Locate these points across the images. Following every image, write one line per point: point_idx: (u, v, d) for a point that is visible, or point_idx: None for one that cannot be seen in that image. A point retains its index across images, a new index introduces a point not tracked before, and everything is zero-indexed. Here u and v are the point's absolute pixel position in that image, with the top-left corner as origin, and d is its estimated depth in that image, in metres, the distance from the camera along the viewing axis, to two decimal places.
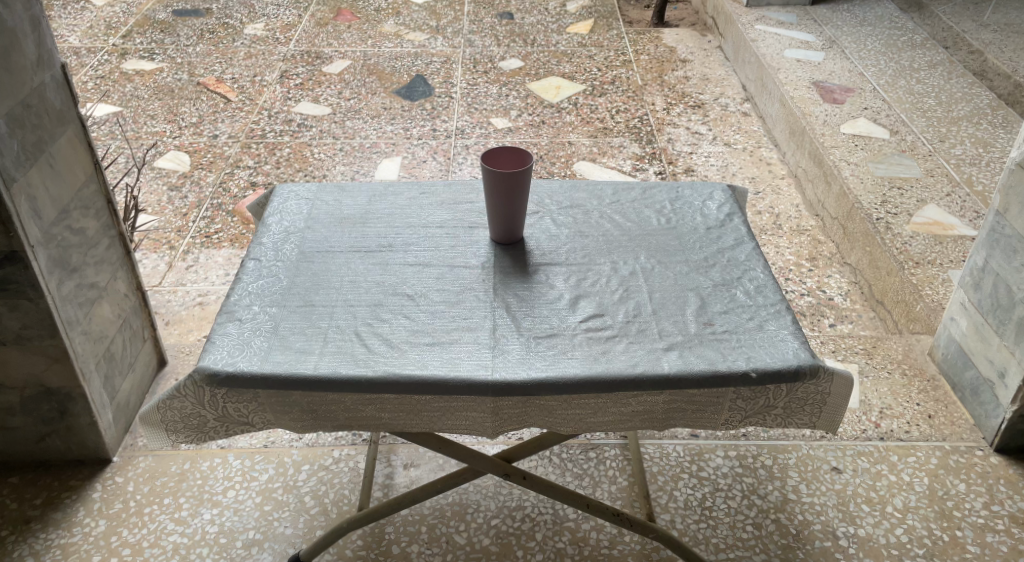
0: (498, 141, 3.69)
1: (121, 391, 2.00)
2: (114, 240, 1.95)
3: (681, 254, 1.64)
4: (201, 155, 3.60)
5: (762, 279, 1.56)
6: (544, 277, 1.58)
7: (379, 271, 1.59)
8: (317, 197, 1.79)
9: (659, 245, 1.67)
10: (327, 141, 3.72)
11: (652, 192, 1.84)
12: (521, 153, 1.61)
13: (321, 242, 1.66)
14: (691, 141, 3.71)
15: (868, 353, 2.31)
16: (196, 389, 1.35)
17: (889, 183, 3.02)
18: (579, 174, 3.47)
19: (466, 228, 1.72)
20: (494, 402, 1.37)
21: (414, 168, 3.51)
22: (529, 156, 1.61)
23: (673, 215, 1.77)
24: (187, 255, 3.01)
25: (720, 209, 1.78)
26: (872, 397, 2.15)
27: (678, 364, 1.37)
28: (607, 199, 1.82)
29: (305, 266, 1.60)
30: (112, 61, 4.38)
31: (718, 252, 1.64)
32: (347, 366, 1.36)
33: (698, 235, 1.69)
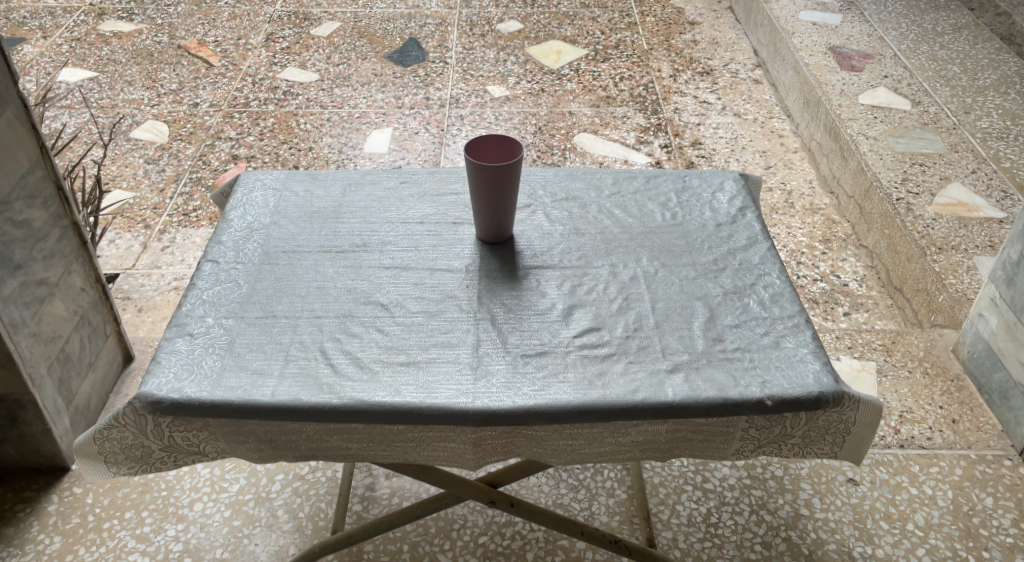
0: (494, 111, 3.49)
1: (80, 393, 1.85)
2: (66, 231, 1.79)
3: (688, 256, 1.48)
4: (181, 125, 3.41)
5: (779, 286, 1.40)
6: (534, 284, 1.42)
7: (351, 276, 1.43)
8: (285, 186, 1.63)
9: (663, 245, 1.51)
10: (314, 110, 3.52)
11: (656, 182, 1.68)
12: (509, 141, 1.43)
13: (288, 241, 1.50)
14: (698, 111, 3.51)
15: (888, 349, 2.14)
16: (138, 418, 1.20)
17: (910, 159, 2.83)
18: (580, 147, 3.28)
19: (450, 224, 1.56)
20: (475, 433, 1.21)
21: (405, 141, 3.32)
22: (518, 145, 1.43)
23: (679, 210, 1.60)
24: (163, 235, 2.84)
25: (732, 202, 1.61)
26: (892, 398, 2.00)
27: (684, 390, 1.21)
28: (607, 190, 1.65)
29: (268, 269, 1.43)
30: (88, 22, 4.17)
31: (729, 254, 1.48)
32: (309, 392, 1.21)
33: (707, 234, 1.53)
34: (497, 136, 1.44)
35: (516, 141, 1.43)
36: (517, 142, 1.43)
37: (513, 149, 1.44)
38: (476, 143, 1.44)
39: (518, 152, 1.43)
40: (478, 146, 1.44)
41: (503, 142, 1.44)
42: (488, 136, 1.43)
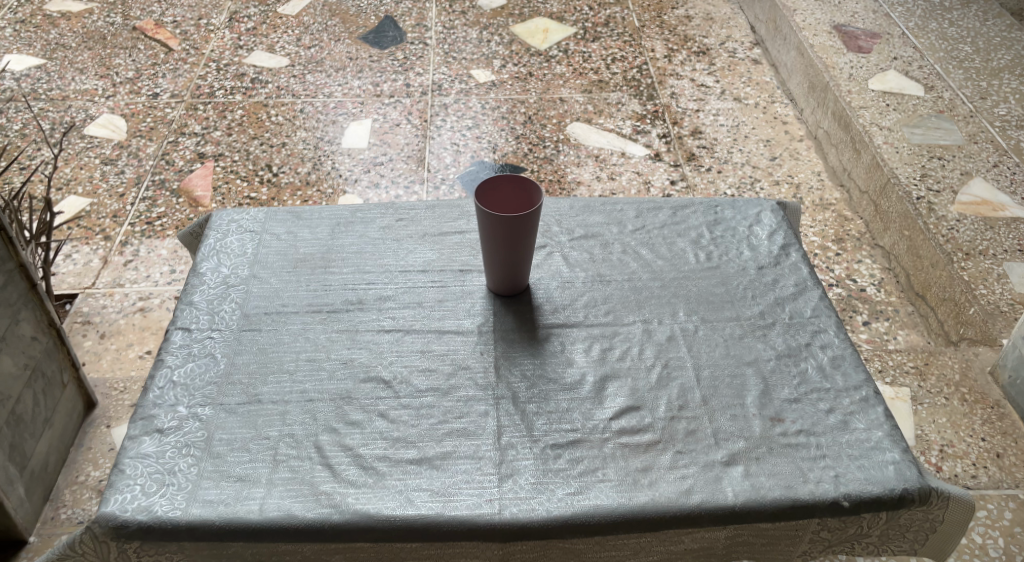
0: (480, 99, 3.26)
1: (35, 455, 1.64)
2: (12, 275, 1.56)
3: (731, 308, 1.30)
4: (140, 119, 3.15)
5: (839, 347, 1.23)
6: (559, 349, 1.23)
7: (345, 343, 1.23)
8: (264, 229, 1.43)
9: (700, 294, 1.33)
10: (285, 100, 3.27)
11: (684, 213, 1.49)
12: (527, 185, 1.23)
13: (272, 299, 1.30)
14: (697, 95, 3.29)
15: (921, 372, 1.99)
16: (99, 544, 1.01)
17: (927, 152, 2.66)
18: (573, 138, 3.06)
19: (456, 272, 1.37)
20: (502, 547, 1.03)
21: (386, 134, 3.09)
22: (538, 188, 1.23)
23: (714, 248, 1.42)
24: (125, 248, 2.61)
25: (773, 237, 1.43)
26: (930, 431, 1.85)
27: (745, 491, 1.04)
28: (630, 224, 1.47)
29: (249, 338, 1.23)
30: (34, 1, 3.84)
31: (778, 306, 1.30)
32: (305, 506, 1.02)
33: (748, 279, 1.35)
34: (513, 176, 1.24)
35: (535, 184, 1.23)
36: (536, 184, 1.23)
37: (531, 193, 1.24)
38: (488, 185, 1.24)
39: (537, 198, 1.23)
40: (491, 189, 1.24)
41: (519, 184, 1.24)
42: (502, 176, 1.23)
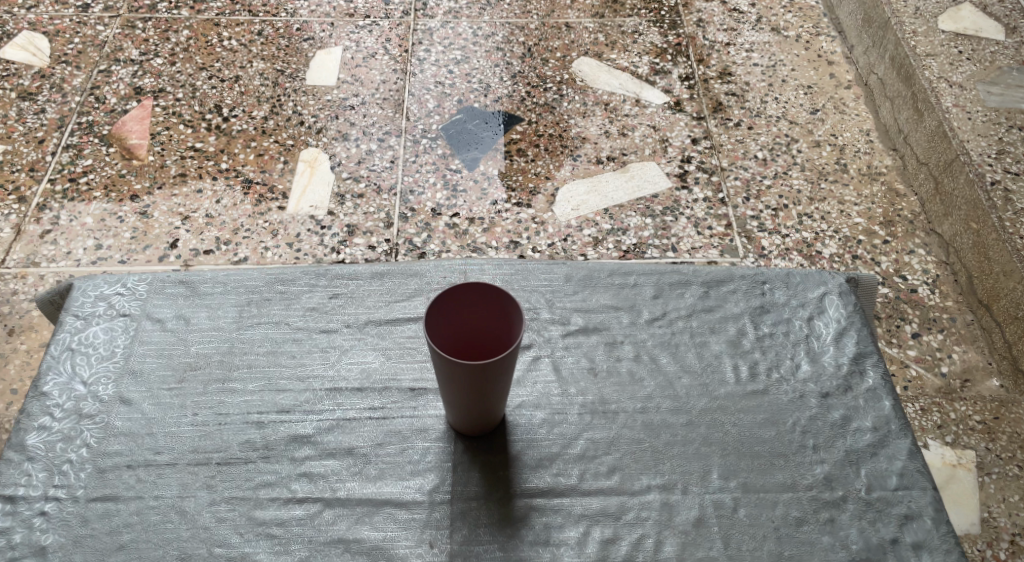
0: (474, 22, 2.56)
1: None
2: None
3: (784, 468, 0.93)
4: (67, 38, 2.39)
5: (942, 549, 0.87)
6: (540, 540, 0.89)
7: (243, 524, 0.89)
8: (144, 313, 1.05)
9: (740, 439, 0.95)
10: (241, 16, 2.50)
11: (720, 293, 1.09)
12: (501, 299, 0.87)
13: (140, 442, 0.94)
14: (728, 23, 2.65)
15: (991, 431, 1.65)
16: None
17: (1007, 120, 2.16)
18: (580, 80, 2.44)
19: (404, 391, 0.99)
20: None
21: (358, 68, 2.39)
22: (518, 306, 0.86)
23: (761, 356, 1.03)
24: (43, 214, 1.99)
25: (841, 340, 1.04)
26: (998, 514, 1.53)
27: None
28: (646, 309, 1.07)
29: (98, 515, 0.89)
30: None
31: (852, 466, 0.93)
32: None
33: (808, 416, 0.97)
34: (479, 285, 0.87)
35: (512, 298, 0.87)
36: (514, 299, 0.87)
37: (509, 311, 0.87)
38: (444, 301, 0.87)
39: (517, 319, 0.87)
40: (450, 307, 0.88)
41: (489, 297, 0.88)
42: (463, 286, 0.87)
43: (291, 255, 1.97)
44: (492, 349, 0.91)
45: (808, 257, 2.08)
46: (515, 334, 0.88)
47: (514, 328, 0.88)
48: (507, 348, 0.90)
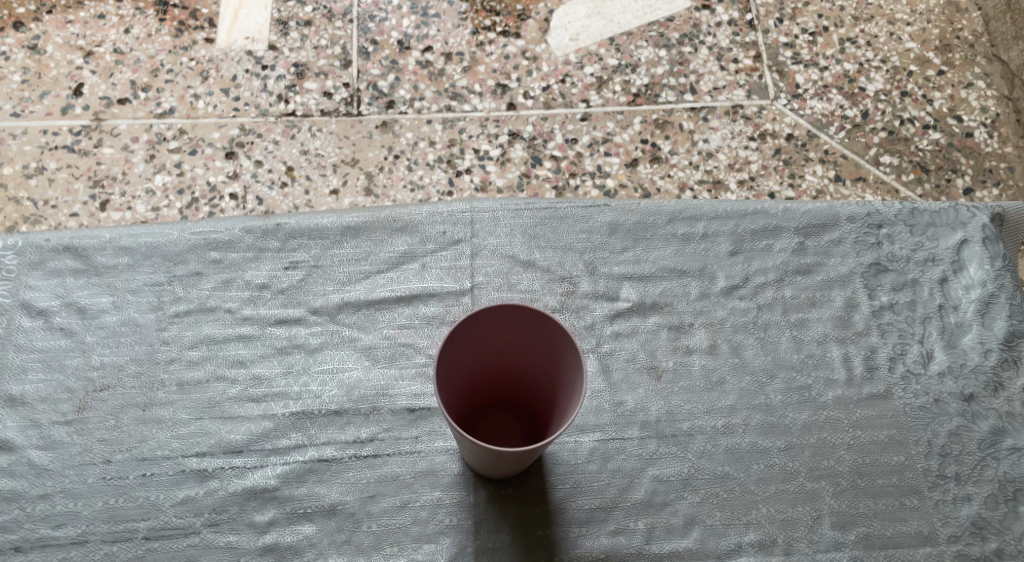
0: None
1: None
2: None
3: (917, 514, 0.68)
4: None
5: None
6: None
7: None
8: (20, 307, 0.73)
9: (857, 472, 0.69)
10: None
11: (822, 242, 0.77)
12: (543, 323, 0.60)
13: (31, 512, 0.66)
14: None
15: None
16: None
17: None
18: None
19: (403, 416, 0.71)
20: None
21: None
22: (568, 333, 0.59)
23: (880, 339, 0.74)
24: None
25: (987, 314, 0.74)
26: None
27: None
28: (725, 272, 0.76)
29: None
30: None
31: (1009, 505, 0.68)
32: None
33: (948, 433, 0.71)
34: (509, 305, 0.60)
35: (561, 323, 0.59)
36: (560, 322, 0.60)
37: (555, 339, 0.60)
38: (462, 333, 0.60)
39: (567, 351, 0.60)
40: (469, 339, 0.61)
41: (524, 320, 0.60)
42: (486, 310, 0.59)
43: (231, 108, 1.06)
44: (531, 383, 0.64)
45: (849, 97, 1.12)
46: (564, 371, 0.61)
47: (562, 363, 0.61)
48: (552, 384, 0.63)
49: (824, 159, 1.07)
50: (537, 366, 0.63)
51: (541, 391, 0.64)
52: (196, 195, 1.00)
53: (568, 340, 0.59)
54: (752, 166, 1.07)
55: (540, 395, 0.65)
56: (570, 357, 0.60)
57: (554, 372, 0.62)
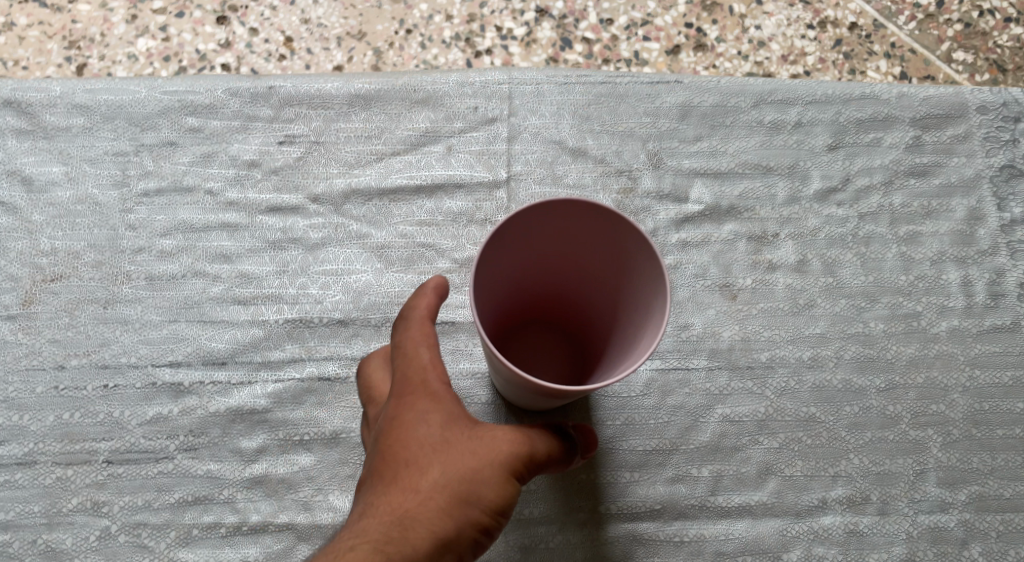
0: None
1: None
2: None
3: None
4: None
5: None
6: None
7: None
8: None
9: (973, 420, 0.57)
10: None
11: (944, 137, 0.63)
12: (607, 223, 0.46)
13: None
14: None
15: None
16: None
17: None
18: None
19: None
20: None
21: None
22: (635, 232, 0.45)
23: (1008, 260, 0.60)
24: None
25: None
26: None
27: None
28: (819, 170, 0.62)
29: None
30: None
31: None
32: None
33: None
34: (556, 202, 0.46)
35: (631, 223, 0.45)
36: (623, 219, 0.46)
37: (616, 241, 0.47)
38: (495, 243, 0.46)
39: (634, 258, 0.46)
40: (505, 247, 0.47)
41: (575, 220, 0.47)
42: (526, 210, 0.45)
43: None
44: (583, 296, 0.51)
45: None
46: (630, 282, 0.47)
47: (631, 275, 0.47)
48: (609, 300, 0.50)
49: (890, 51, 0.73)
50: (596, 277, 0.50)
51: (598, 310, 0.51)
52: (188, 65, 0.71)
53: (640, 246, 0.45)
54: (806, 63, 0.73)
55: (594, 311, 0.51)
56: (642, 265, 0.46)
57: (618, 289, 0.49)
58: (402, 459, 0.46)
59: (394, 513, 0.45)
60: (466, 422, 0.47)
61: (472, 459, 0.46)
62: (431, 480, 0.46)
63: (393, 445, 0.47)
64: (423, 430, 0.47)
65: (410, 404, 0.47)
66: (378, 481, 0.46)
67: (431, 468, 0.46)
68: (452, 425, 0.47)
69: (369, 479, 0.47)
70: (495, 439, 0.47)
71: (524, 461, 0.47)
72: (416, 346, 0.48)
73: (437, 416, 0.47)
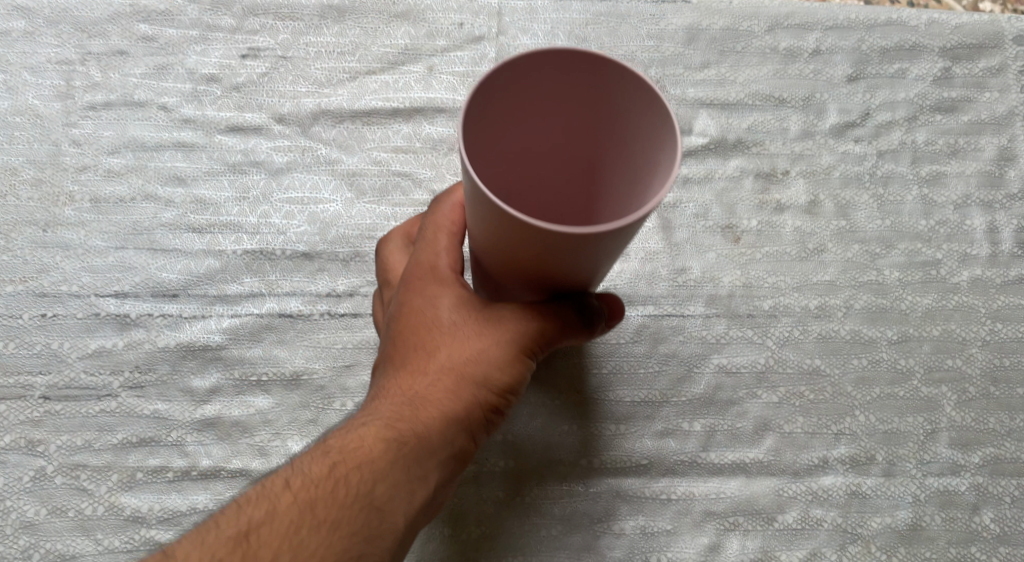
0: None
1: None
2: None
3: None
4: None
5: None
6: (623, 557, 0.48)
7: (99, 522, 0.47)
8: None
9: (994, 379, 0.51)
10: None
11: (976, 70, 0.57)
12: (595, 73, 0.37)
13: None
14: None
15: None
16: None
17: None
18: None
19: None
20: None
21: None
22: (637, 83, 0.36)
23: None
24: None
25: None
26: None
27: None
28: (837, 102, 0.57)
29: None
30: None
31: None
32: None
33: None
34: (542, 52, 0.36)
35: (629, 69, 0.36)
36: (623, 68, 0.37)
37: (614, 97, 0.38)
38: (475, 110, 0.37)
39: (637, 115, 0.37)
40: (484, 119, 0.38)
41: (565, 75, 0.37)
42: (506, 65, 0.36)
43: None
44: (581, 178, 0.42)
45: None
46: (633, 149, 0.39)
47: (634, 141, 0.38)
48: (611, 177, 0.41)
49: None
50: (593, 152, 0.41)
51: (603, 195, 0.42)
52: None
53: (643, 99, 0.36)
54: None
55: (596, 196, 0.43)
56: (640, 121, 0.37)
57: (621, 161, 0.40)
58: (412, 340, 0.41)
59: (403, 396, 0.40)
60: (482, 301, 0.42)
61: (484, 336, 0.41)
62: (440, 362, 0.41)
63: (408, 325, 0.42)
64: (440, 310, 0.41)
65: (421, 287, 0.42)
66: (387, 363, 0.42)
67: (439, 350, 0.41)
68: (467, 305, 0.42)
69: (381, 361, 0.42)
70: (510, 312, 0.41)
71: (543, 335, 0.41)
72: (435, 231, 0.43)
73: (450, 295, 0.42)
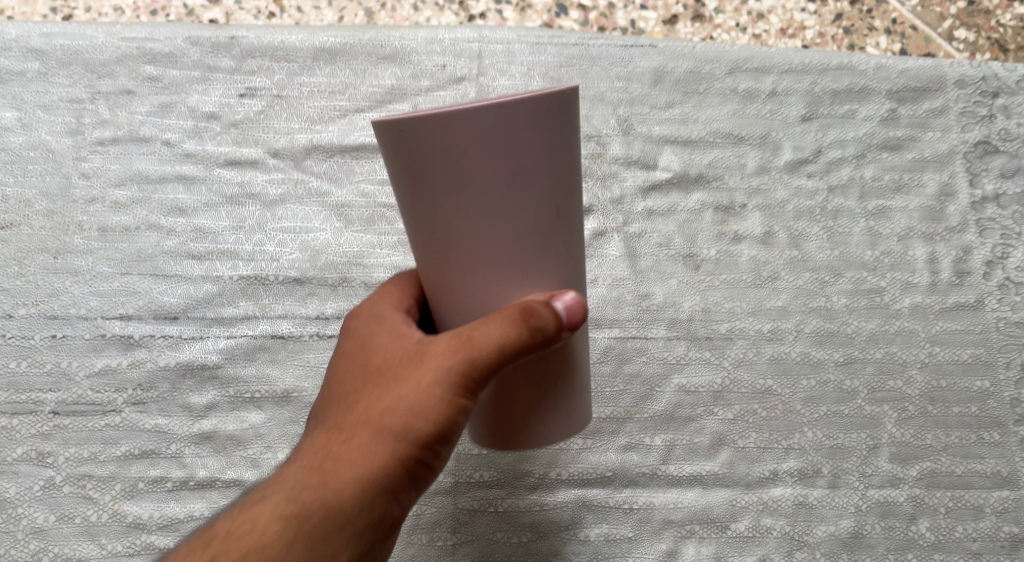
0: None
1: None
2: None
3: (1000, 454, 0.55)
4: None
5: None
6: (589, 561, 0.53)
7: (103, 528, 0.52)
8: None
9: (932, 398, 0.56)
10: None
11: (922, 110, 0.61)
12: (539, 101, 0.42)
13: None
14: None
15: None
16: None
17: None
18: None
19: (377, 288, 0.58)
20: None
21: None
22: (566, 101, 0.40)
23: (977, 238, 0.59)
24: None
25: None
26: None
27: None
28: (792, 141, 0.61)
29: None
30: None
31: None
32: None
33: None
34: None
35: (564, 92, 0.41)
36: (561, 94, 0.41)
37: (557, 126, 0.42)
38: None
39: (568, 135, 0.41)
40: None
41: None
42: None
43: None
44: None
45: None
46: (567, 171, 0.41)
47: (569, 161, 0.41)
48: None
49: (891, 27, 0.65)
50: None
51: None
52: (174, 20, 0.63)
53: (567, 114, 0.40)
54: (805, 37, 0.65)
55: None
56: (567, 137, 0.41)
57: None
58: (340, 396, 0.45)
59: (323, 453, 0.44)
60: (407, 351, 0.45)
61: (400, 384, 0.44)
62: (359, 413, 0.44)
63: (345, 375, 0.46)
64: (373, 354, 0.46)
65: (358, 339, 0.47)
66: (321, 419, 0.46)
67: (359, 403, 0.44)
68: (393, 355, 0.45)
69: (319, 416, 0.46)
70: (431, 355, 0.44)
71: (465, 368, 0.43)
72: (376, 295, 0.48)
73: (381, 343, 0.46)
